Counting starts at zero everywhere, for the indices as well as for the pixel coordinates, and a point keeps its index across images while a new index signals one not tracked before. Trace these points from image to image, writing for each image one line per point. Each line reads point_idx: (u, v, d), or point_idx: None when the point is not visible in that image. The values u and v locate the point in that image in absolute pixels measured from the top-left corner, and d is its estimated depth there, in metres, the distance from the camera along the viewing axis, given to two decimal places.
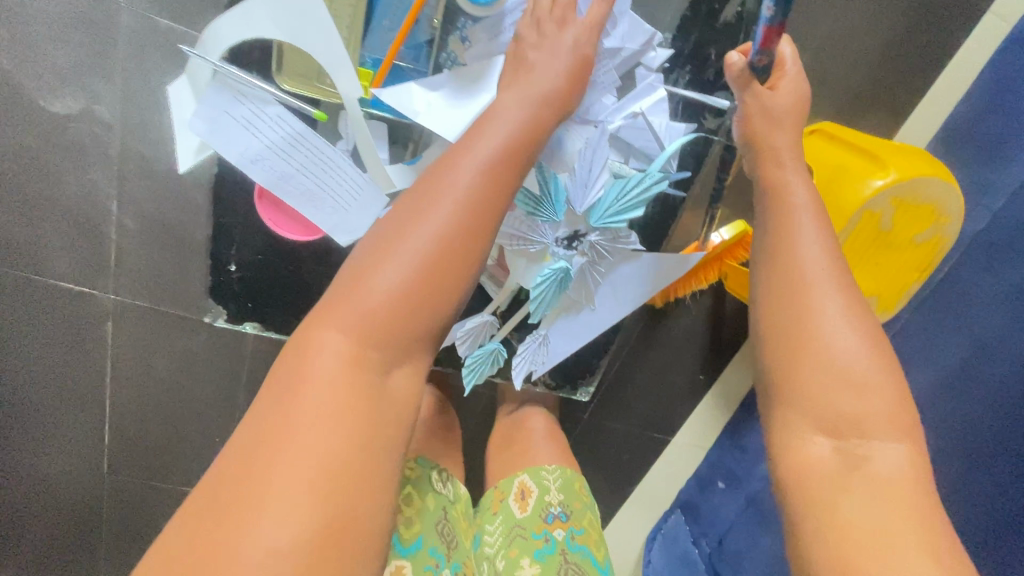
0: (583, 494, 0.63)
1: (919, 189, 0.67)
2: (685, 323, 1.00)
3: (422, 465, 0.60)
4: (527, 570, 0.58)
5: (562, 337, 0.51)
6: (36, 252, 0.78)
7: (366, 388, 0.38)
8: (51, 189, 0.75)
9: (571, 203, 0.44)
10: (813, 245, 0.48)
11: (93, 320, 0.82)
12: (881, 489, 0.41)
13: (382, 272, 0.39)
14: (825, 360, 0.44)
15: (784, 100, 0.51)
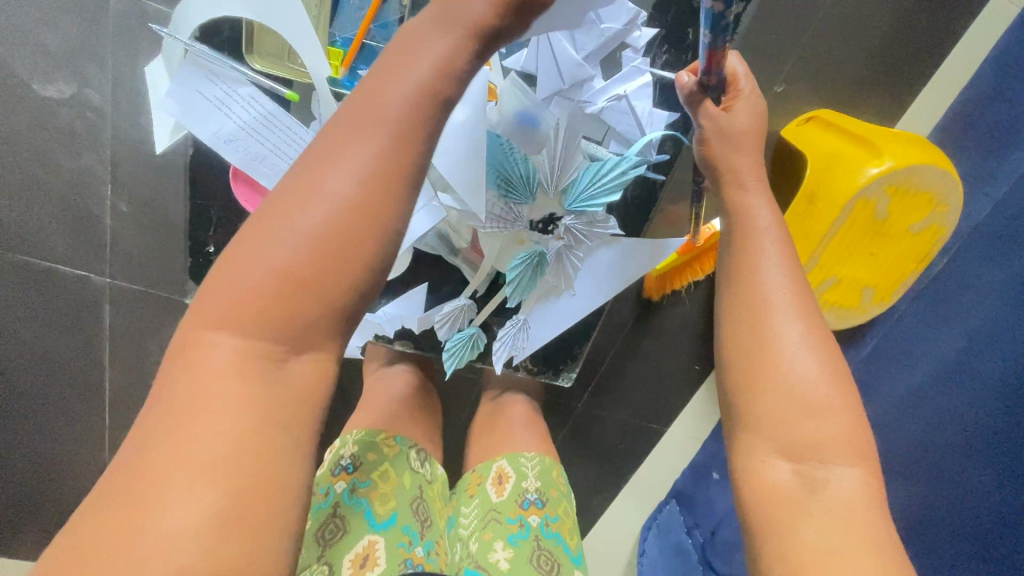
0: (560, 482, 0.63)
1: (911, 180, 0.66)
2: (679, 313, 0.99)
3: (402, 445, 0.61)
4: (499, 553, 0.57)
5: (541, 323, 0.51)
6: (33, 236, 0.79)
7: (263, 373, 0.35)
8: (46, 173, 0.76)
9: (543, 186, 0.43)
10: (775, 267, 0.46)
11: (90, 304, 0.83)
12: (840, 512, 0.40)
13: (274, 251, 0.34)
14: (784, 387, 0.43)
15: (739, 122, 0.49)
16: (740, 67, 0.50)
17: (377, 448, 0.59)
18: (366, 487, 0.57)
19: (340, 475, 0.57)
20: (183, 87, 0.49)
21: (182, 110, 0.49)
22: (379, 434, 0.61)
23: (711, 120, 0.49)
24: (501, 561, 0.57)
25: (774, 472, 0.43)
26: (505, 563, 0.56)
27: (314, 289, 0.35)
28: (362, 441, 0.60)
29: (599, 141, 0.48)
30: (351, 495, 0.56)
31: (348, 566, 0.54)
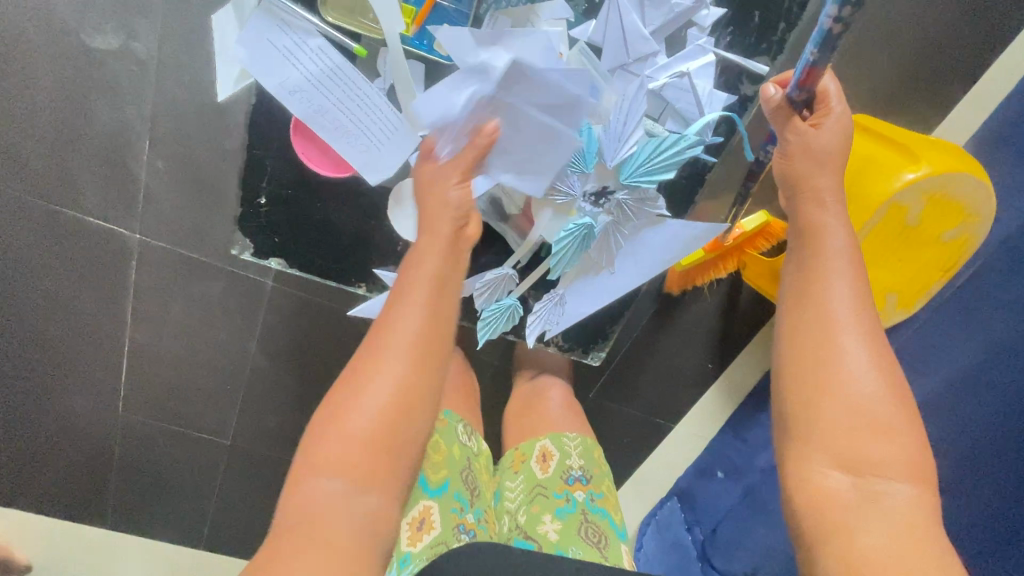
0: (602, 460, 0.68)
1: (947, 187, 0.66)
2: (698, 310, 0.99)
3: (451, 418, 0.67)
4: (548, 525, 0.63)
5: (578, 299, 0.52)
6: (67, 187, 0.80)
7: (361, 475, 0.41)
8: (86, 125, 0.77)
9: (601, 156, 0.46)
10: (844, 286, 0.47)
11: (117, 259, 0.84)
12: (898, 527, 0.42)
13: (368, 399, 0.42)
14: (849, 405, 0.44)
15: (826, 139, 0.49)
16: (832, 86, 0.50)
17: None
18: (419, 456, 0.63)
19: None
20: (255, 35, 0.50)
21: (252, 58, 0.51)
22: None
23: (795, 134, 0.50)
24: (550, 532, 0.63)
25: (831, 485, 0.44)
26: (554, 534, 0.63)
27: (397, 432, 0.42)
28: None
29: (657, 117, 0.49)
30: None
31: (408, 529, 0.60)
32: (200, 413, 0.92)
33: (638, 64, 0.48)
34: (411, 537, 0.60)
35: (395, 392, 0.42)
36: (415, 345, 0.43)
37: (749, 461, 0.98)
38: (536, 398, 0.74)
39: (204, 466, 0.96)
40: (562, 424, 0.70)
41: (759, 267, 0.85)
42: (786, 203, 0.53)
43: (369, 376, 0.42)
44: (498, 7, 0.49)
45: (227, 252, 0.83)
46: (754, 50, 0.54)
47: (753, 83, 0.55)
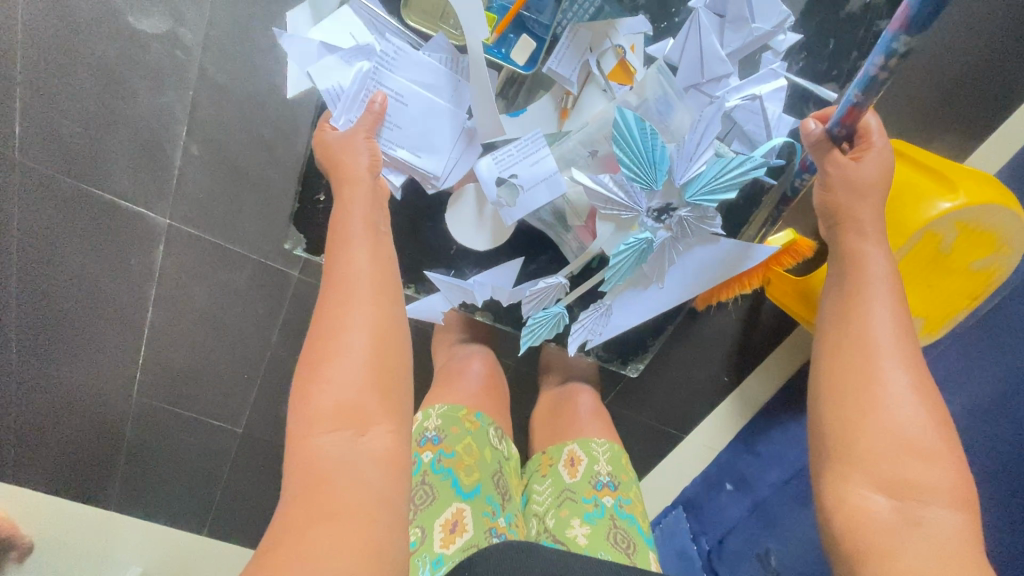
0: (630, 467, 0.68)
1: (980, 217, 0.67)
2: (718, 323, 1.00)
3: (482, 421, 0.67)
4: (577, 529, 0.63)
5: (625, 310, 0.55)
6: (101, 167, 0.80)
7: (362, 411, 0.43)
8: (126, 107, 0.78)
9: (673, 174, 0.46)
10: (883, 311, 0.47)
11: (145, 242, 0.84)
12: (938, 547, 0.41)
13: (349, 348, 0.45)
14: (888, 426, 0.44)
15: (869, 173, 0.49)
16: (874, 123, 0.49)
17: (459, 422, 0.66)
18: (452, 458, 0.63)
19: (427, 446, 0.64)
20: (340, 25, 0.52)
21: (337, 61, 0.51)
22: (459, 410, 0.67)
23: (835, 167, 0.50)
24: (579, 536, 0.62)
25: (870, 507, 0.44)
26: (583, 538, 0.62)
27: (387, 364, 0.45)
28: (445, 416, 0.66)
29: (723, 138, 0.50)
30: (438, 464, 0.63)
31: (440, 531, 0.60)
32: (215, 400, 0.92)
33: (711, 86, 0.49)
34: (444, 540, 0.60)
35: (371, 344, 0.45)
36: (377, 293, 0.47)
37: (759, 474, 0.97)
38: (564, 405, 0.75)
39: (215, 453, 0.95)
40: (590, 430, 0.70)
41: (784, 285, 0.85)
42: (827, 233, 0.53)
43: (340, 335, 0.45)
44: (576, 21, 0.50)
45: (257, 241, 0.84)
46: (824, 76, 0.55)
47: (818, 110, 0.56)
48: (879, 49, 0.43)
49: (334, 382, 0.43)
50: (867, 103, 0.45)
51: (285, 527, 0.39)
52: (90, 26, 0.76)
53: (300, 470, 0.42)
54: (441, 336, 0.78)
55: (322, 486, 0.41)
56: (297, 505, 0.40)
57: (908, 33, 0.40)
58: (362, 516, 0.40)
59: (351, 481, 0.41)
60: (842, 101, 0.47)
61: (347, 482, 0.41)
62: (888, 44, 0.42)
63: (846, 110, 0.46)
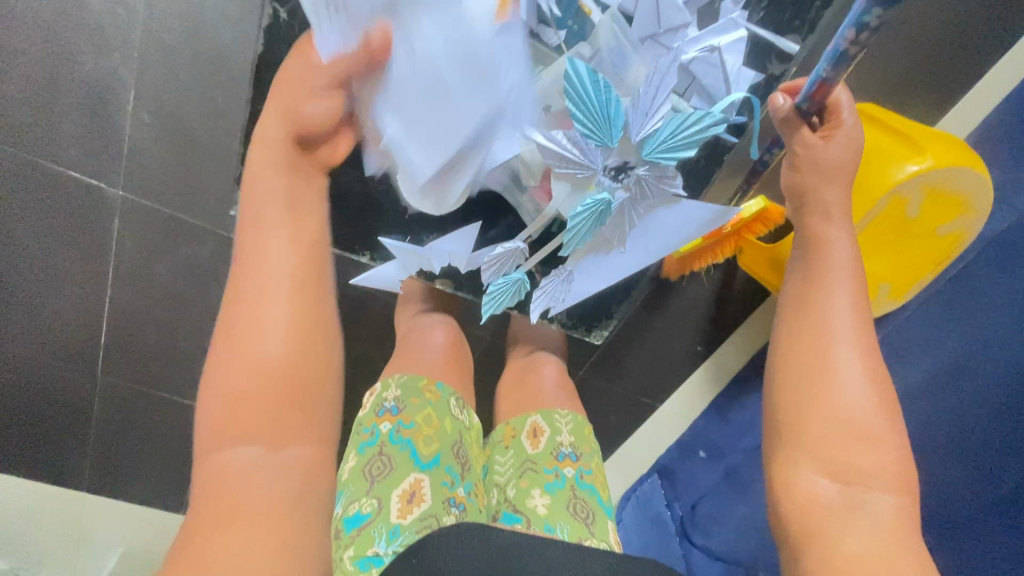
0: (592, 439, 0.68)
1: (948, 180, 0.67)
2: (691, 292, 1.00)
3: (443, 392, 0.67)
4: (537, 499, 0.63)
5: (584, 275, 0.54)
6: (44, 137, 0.76)
7: (268, 436, 0.46)
8: (66, 71, 0.74)
9: (628, 131, 0.43)
10: (840, 296, 0.46)
11: (100, 215, 0.80)
12: (879, 532, 0.41)
13: (265, 357, 0.48)
14: (839, 414, 0.44)
15: (835, 153, 0.47)
16: (845, 99, 0.46)
17: (420, 393, 0.65)
18: (410, 429, 0.62)
19: (385, 417, 0.63)
20: None
21: None
22: (420, 380, 0.66)
23: (803, 146, 0.48)
24: (539, 506, 0.62)
25: (815, 489, 0.44)
26: (542, 508, 0.62)
27: (292, 408, 0.48)
28: (404, 386, 0.65)
29: (682, 92, 0.48)
30: (395, 436, 0.62)
31: (397, 501, 0.60)
32: (185, 377, 0.90)
33: (666, 36, 0.46)
34: (400, 510, 0.59)
35: (289, 354, 0.49)
36: (298, 321, 0.51)
37: (731, 441, 0.99)
38: (528, 374, 0.74)
39: (188, 432, 0.94)
40: (544, 403, 0.70)
41: (755, 253, 0.85)
42: (793, 214, 0.51)
43: (258, 347, 0.49)
44: None
45: (216, 213, 0.81)
46: (785, 27, 0.54)
47: (780, 61, 0.54)
48: (849, 21, 0.40)
49: (236, 417, 0.46)
50: (836, 78, 0.43)
51: (200, 522, 0.43)
52: None
53: (211, 485, 0.45)
54: (407, 308, 0.77)
55: (228, 497, 0.44)
56: (211, 507, 0.43)
57: (880, 6, 0.38)
58: (262, 520, 0.43)
59: (258, 480, 0.45)
60: (809, 76, 0.44)
61: (245, 487, 0.44)
62: (861, 16, 0.39)
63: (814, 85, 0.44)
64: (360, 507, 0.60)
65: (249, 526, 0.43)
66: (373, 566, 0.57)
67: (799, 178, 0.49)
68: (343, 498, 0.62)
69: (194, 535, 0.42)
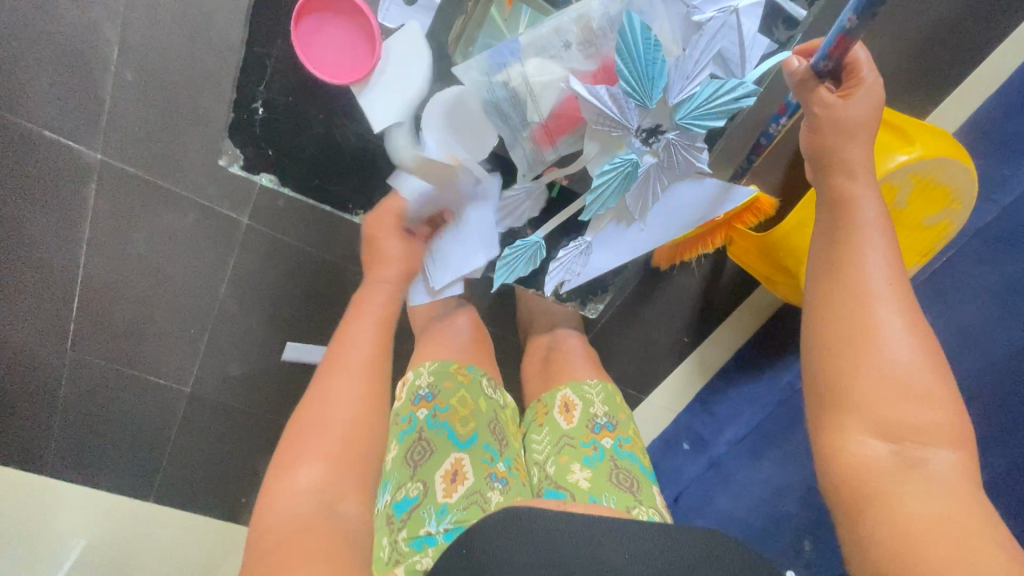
0: (625, 406, 0.66)
1: (937, 171, 0.68)
2: (681, 283, 1.01)
3: (474, 374, 0.64)
4: (578, 474, 0.60)
5: (604, 248, 0.52)
6: (21, 92, 0.73)
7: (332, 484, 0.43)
8: (51, 28, 0.71)
9: (667, 92, 0.41)
10: (876, 255, 0.41)
11: (76, 180, 0.77)
12: (941, 494, 0.37)
13: (336, 413, 0.46)
14: (886, 375, 0.39)
15: (859, 111, 0.42)
16: (864, 54, 0.42)
17: (452, 376, 0.62)
18: (446, 412, 0.60)
19: (421, 403, 0.61)
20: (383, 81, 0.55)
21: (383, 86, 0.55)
22: (450, 364, 0.64)
23: (822, 110, 0.43)
24: (581, 480, 0.60)
25: (867, 455, 0.40)
26: (586, 482, 0.60)
27: (354, 455, 0.46)
28: (436, 372, 0.63)
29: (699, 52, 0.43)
30: (434, 420, 0.60)
31: (441, 481, 0.58)
32: (159, 354, 0.87)
33: None
34: (446, 490, 0.58)
35: (357, 408, 0.47)
36: (372, 369, 0.50)
37: (716, 433, 0.99)
38: (540, 356, 0.73)
39: (160, 413, 0.90)
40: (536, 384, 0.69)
41: (745, 243, 0.85)
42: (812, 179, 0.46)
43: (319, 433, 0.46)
44: None
45: (200, 182, 0.78)
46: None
47: (788, 28, 0.51)
48: None
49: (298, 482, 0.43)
50: (861, 30, 0.38)
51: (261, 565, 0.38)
52: None
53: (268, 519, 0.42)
54: None
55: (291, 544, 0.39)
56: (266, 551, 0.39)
57: None
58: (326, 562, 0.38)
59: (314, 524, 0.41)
60: (831, 29, 0.39)
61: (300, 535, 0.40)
62: None
63: (835, 38, 0.39)
64: (407, 492, 0.59)
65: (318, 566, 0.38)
66: (428, 547, 0.56)
67: (819, 143, 0.44)
68: (389, 486, 0.61)
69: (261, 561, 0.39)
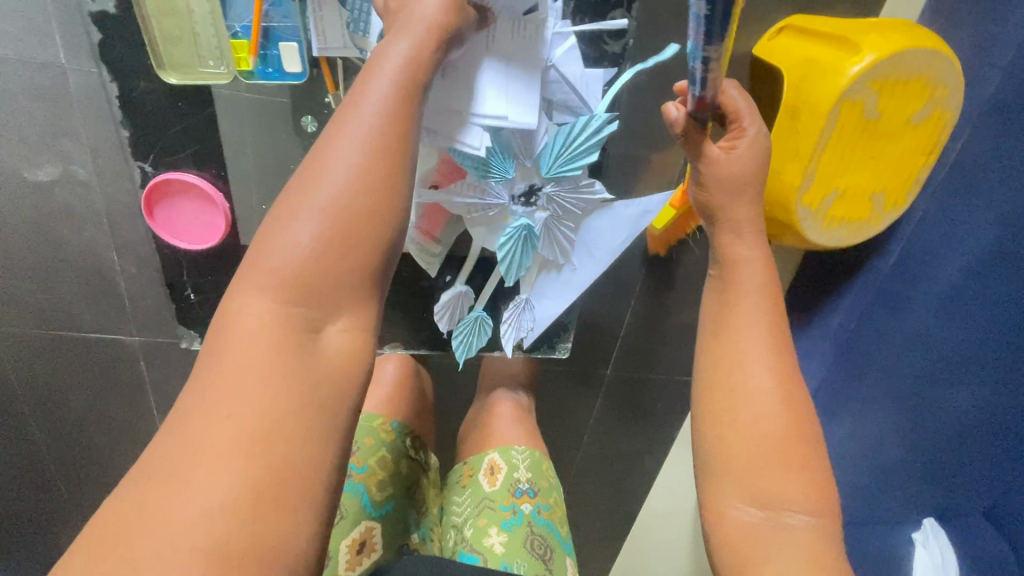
0: (550, 473, 0.67)
1: (899, 67, 0.61)
2: (691, 260, 0.93)
3: (398, 431, 0.65)
4: (494, 538, 0.61)
5: (541, 296, 0.62)
6: (59, 312, 0.82)
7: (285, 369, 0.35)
8: (59, 252, 0.77)
9: (519, 159, 0.54)
10: (756, 335, 0.50)
11: (125, 364, 0.86)
12: (803, 558, 0.44)
13: (292, 241, 0.37)
14: (757, 448, 0.47)
15: (734, 165, 0.51)
16: (741, 105, 0.50)
17: (373, 433, 0.63)
18: (362, 474, 0.60)
19: None
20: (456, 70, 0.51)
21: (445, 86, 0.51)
22: (375, 419, 0.64)
23: (708, 161, 0.52)
24: (495, 545, 0.61)
25: (743, 518, 0.46)
26: (499, 547, 0.60)
27: (291, 366, 0.35)
28: (356, 426, 0.63)
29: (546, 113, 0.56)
30: (347, 481, 0.59)
31: (347, 552, 0.57)
32: None
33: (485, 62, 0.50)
34: (350, 562, 0.57)
35: (325, 234, 0.37)
36: (334, 235, 0.37)
37: None
38: (492, 414, 0.72)
39: None
40: (508, 437, 0.69)
41: None
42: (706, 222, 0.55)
43: (257, 304, 0.36)
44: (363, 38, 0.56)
45: None
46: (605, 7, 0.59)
47: (615, 39, 0.60)
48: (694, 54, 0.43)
49: (248, 355, 0.35)
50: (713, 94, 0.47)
51: (172, 448, 0.33)
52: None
53: (197, 424, 0.34)
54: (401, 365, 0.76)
55: (202, 452, 0.33)
56: (182, 438, 0.34)
57: (713, 44, 0.40)
58: (241, 466, 0.33)
59: (241, 409, 0.34)
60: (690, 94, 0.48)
61: (217, 439, 0.33)
62: (700, 54, 0.42)
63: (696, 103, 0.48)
64: None
65: (241, 470, 0.33)
66: None
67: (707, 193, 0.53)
68: None
69: (180, 464, 0.33)
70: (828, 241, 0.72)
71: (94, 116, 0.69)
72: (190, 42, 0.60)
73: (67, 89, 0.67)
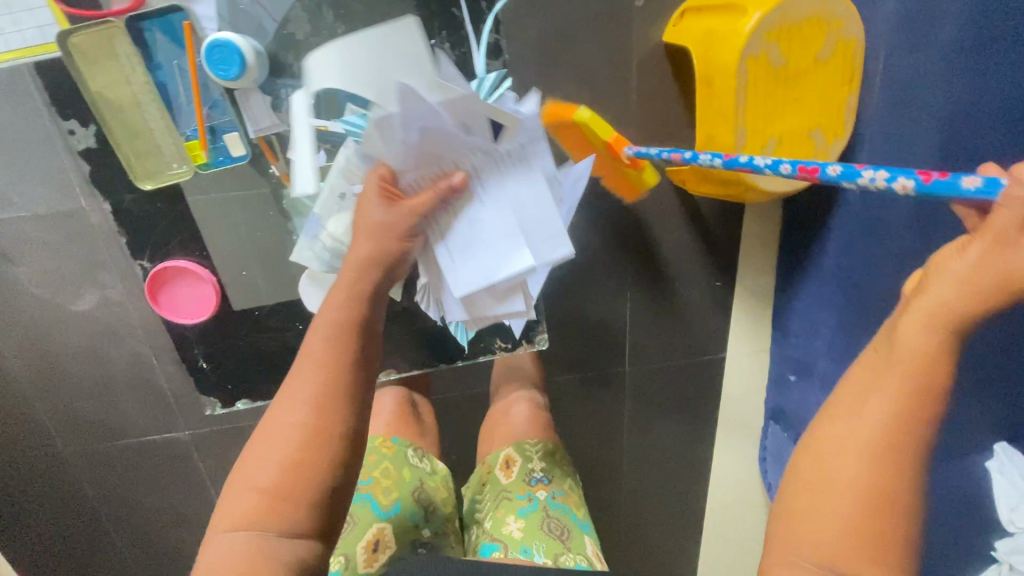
0: (563, 462, 0.73)
1: (790, 16, 0.65)
2: (673, 239, 0.96)
3: (399, 444, 0.72)
4: (511, 525, 0.67)
5: None
6: (117, 423, 0.91)
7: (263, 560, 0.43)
8: (109, 370, 0.88)
9: None
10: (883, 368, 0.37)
11: (181, 459, 0.94)
12: None
13: (260, 466, 0.45)
14: (835, 498, 0.37)
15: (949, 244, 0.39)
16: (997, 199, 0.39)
17: (376, 449, 0.70)
18: (370, 485, 0.67)
19: None
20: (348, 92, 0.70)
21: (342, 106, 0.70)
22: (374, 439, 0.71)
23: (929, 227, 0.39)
24: (514, 530, 0.66)
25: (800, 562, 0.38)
26: (517, 531, 0.66)
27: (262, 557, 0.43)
28: None
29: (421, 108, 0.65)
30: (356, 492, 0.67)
31: (363, 552, 0.64)
32: None
33: None
34: (367, 560, 0.64)
35: (280, 449, 0.45)
36: (296, 446, 0.45)
37: (809, 350, 0.92)
38: (506, 415, 0.78)
39: None
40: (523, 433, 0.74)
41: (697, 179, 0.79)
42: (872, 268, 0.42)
43: (235, 505, 0.45)
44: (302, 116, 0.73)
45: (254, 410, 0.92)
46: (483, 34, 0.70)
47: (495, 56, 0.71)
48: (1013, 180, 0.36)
49: (231, 545, 0.44)
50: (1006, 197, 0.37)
51: None
52: (37, 326, 0.85)
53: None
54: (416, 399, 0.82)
55: None
56: None
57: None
58: None
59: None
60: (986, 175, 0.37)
61: None
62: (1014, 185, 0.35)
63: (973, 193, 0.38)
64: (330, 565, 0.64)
65: None
66: None
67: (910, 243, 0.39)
68: None
69: None
70: (779, 187, 0.74)
71: (114, 244, 0.81)
72: (154, 154, 0.72)
73: (91, 227, 0.80)
